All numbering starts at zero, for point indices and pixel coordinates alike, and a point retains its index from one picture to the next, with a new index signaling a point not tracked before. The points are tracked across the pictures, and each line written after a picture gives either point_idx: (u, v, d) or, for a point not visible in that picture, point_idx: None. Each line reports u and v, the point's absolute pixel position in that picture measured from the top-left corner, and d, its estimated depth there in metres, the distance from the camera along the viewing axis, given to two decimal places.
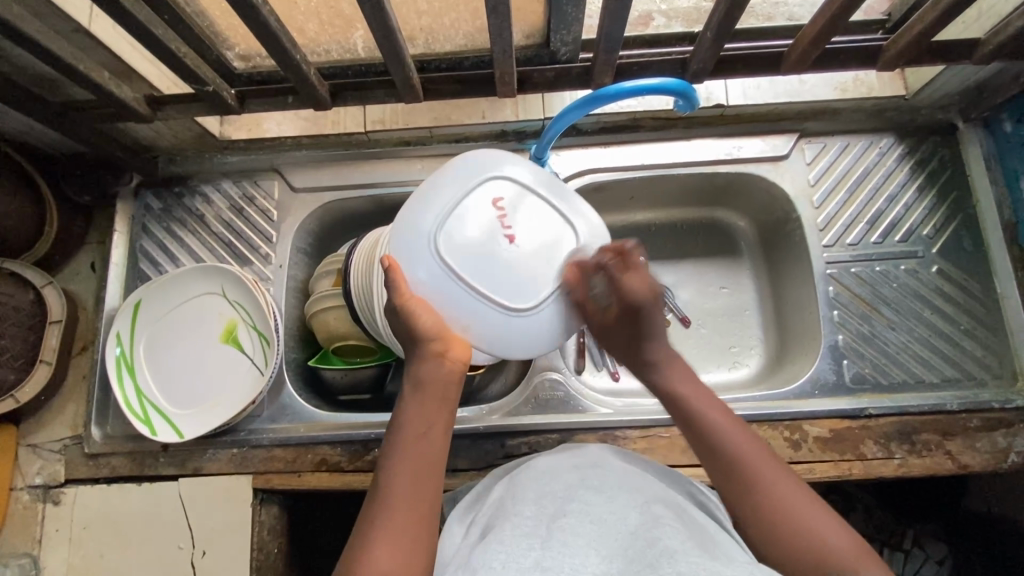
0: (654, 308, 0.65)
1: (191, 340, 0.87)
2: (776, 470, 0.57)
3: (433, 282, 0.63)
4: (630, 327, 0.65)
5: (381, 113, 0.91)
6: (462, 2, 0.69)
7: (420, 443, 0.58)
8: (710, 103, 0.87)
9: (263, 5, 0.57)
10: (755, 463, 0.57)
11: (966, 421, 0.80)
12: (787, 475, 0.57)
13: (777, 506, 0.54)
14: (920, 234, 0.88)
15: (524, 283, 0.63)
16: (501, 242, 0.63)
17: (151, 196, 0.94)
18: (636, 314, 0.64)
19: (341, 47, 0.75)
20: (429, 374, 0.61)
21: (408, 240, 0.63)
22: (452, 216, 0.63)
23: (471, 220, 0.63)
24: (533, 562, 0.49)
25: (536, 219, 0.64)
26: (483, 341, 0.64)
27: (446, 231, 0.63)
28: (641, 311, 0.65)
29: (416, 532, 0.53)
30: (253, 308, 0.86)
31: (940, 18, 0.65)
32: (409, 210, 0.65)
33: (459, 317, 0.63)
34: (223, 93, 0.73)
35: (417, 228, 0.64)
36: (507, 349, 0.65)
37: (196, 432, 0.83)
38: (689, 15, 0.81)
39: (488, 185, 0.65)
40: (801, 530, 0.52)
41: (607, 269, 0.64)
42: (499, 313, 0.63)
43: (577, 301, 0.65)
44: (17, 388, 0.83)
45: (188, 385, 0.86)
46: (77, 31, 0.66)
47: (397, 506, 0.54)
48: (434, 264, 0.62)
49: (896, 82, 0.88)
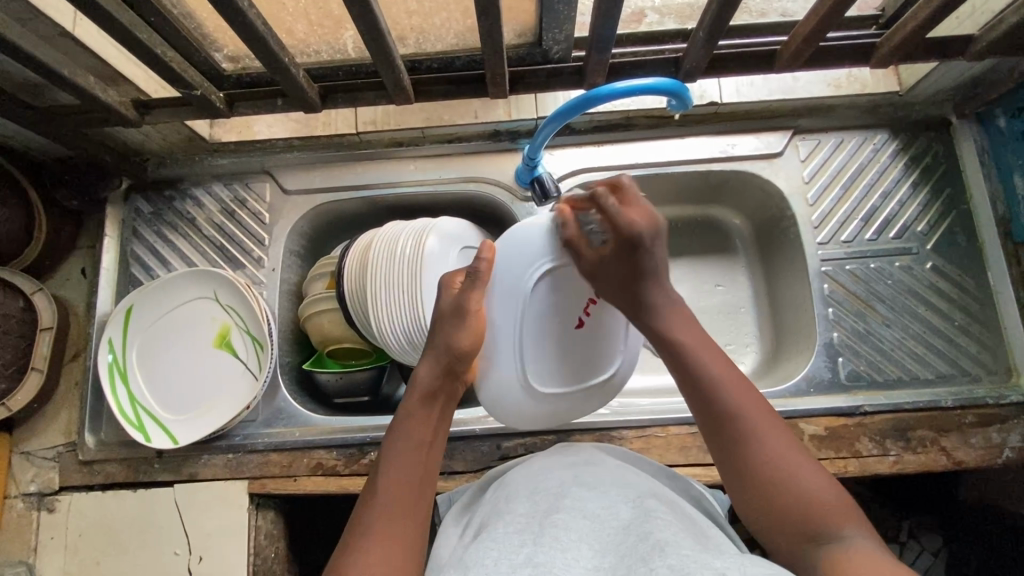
0: (653, 246, 0.63)
1: (185, 346, 0.87)
2: (765, 419, 0.57)
3: (499, 313, 0.67)
4: (622, 261, 0.63)
5: (373, 114, 0.90)
6: (452, 2, 0.68)
7: (419, 454, 0.59)
8: (703, 101, 0.87)
9: (250, 9, 0.57)
10: (749, 421, 0.56)
11: (961, 418, 0.81)
12: (774, 424, 0.56)
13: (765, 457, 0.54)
14: (915, 230, 0.88)
15: (556, 367, 0.70)
16: (572, 322, 0.69)
17: (141, 200, 0.93)
18: (630, 245, 0.63)
19: (331, 48, 0.74)
20: (437, 388, 0.63)
21: (513, 256, 0.67)
22: (554, 274, 0.67)
23: (567, 289, 0.68)
24: (524, 557, 0.49)
25: (609, 324, 0.70)
26: (491, 389, 0.70)
27: (544, 280, 0.67)
28: (640, 247, 0.63)
29: (407, 543, 0.53)
30: (247, 313, 0.86)
31: (934, 14, 0.65)
32: (539, 234, 0.66)
33: (489, 350, 0.68)
34: (212, 97, 0.72)
35: (525, 255, 0.66)
36: (491, 402, 0.71)
37: (191, 437, 0.82)
38: (682, 10, 0.81)
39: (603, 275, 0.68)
40: (791, 490, 0.52)
41: (598, 200, 0.64)
42: (520, 380, 0.69)
43: (571, 238, 0.65)
44: (9, 396, 0.83)
45: (183, 391, 0.85)
46: (61, 35, 0.65)
47: (389, 516, 0.55)
48: (512, 301, 0.66)
49: (889, 78, 0.87)
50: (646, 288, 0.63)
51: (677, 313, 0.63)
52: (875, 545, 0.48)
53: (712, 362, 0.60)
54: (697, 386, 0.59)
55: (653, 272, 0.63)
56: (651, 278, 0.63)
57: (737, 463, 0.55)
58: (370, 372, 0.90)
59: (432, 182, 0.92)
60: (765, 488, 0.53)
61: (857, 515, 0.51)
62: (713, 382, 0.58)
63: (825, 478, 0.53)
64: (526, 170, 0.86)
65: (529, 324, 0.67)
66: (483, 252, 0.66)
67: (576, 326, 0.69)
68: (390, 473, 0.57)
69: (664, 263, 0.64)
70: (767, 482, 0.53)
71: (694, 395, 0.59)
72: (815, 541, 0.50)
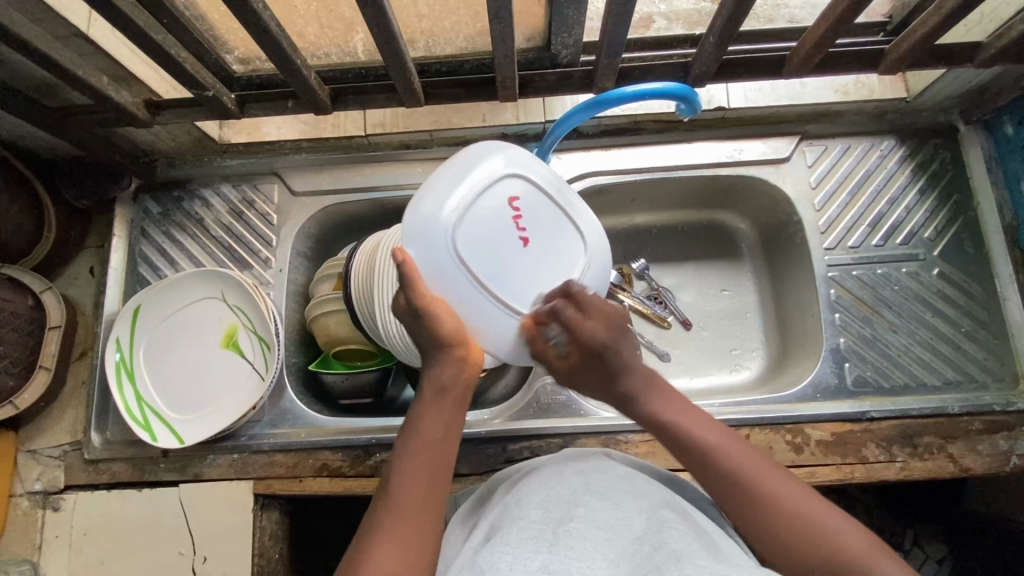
0: (604, 346, 0.63)
1: (193, 345, 0.87)
2: (774, 473, 0.57)
3: (449, 282, 0.62)
4: (595, 371, 0.64)
5: (381, 117, 0.91)
6: (462, 6, 0.69)
7: (436, 449, 0.59)
8: (711, 107, 0.87)
9: (264, 11, 0.57)
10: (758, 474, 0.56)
11: (968, 424, 0.80)
12: (784, 477, 0.57)
13: (788, 510, 0.53)
14: (922, 237, 0.88)
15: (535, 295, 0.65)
16: (517, 244, 0.65)
17: (149, 200, 0.93)
18: (600, 357, 0.63)
19: (341, 50, 0.74)
20: (446, 381, 0.61)
21: (423, 234, 0.62)
22: (469, 214, 0.63)
23: (490, 219, 0.64)
24: (541, 568, 0.49)
25: (548, 222, 0.67)
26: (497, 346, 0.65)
27: (462, 231, 0.62)
28: (602, 356, 0.63)
29: (421, 540, 0.53)
30: (254, 313, 0.86)
31: (943, 21, 0.65)
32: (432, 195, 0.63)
33: (473, 319, 0.63)
34: (223, 98, 0.73)
35: (432, 219, 0.62)
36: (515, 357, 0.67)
37: (196, 437, 0.82)
38: (690, 16, 0.81)
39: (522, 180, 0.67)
40: (817, 533, 0.52)
41: (557, 311, 0.64)
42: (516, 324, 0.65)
43: (539, 351, 0.65)
44: (17, 394, 0.83)
45: (190, 390, 0.85)
46: (75, 36, 0.66)
47: (401, 513, 0.54)
48: (450, 262, 0.62)
49: (897, 85, 0.88)
50: (622, 384, 0.64)
51: (658, 387, 0.64)
52: None
53: (703, 429, 0.60)
54: (701, 457, 0.59)
55: (622, 368, 0.63)
56: (621, 373, 0.64)
57: (758, 518, 0.54)
58: (375, 373, 0.90)
59: None
60: (789, 543, 0.52)
61: (886, 552, 0.51)
62: (717, 446, 0.58)
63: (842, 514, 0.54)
64: None
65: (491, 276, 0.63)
66: (398, 258, 0.59)
67: (523, 246, 0.65)
68: (404, 471, 0.57)
69: (631, 354, 0.65)
70: (797, 540, 0.52)
71: (701, 461, 0.58)
72: None
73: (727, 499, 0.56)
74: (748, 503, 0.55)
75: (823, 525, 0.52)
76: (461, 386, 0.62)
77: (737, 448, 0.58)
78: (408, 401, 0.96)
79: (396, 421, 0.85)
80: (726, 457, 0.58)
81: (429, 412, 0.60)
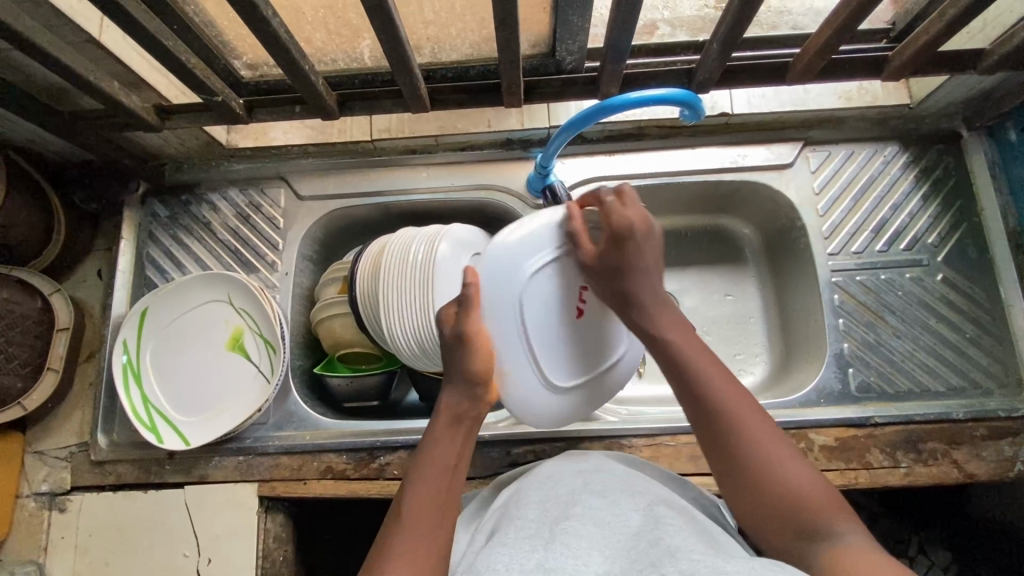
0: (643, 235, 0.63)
1: (200, 348, 0.88)
2: (757, 419, 0.56)
3: (500, 324, 0.66)
4: (616, 255, 0.63)
5: (387, 122, 0.92)
6: (468, 13, 0.69)
7: (447, 472, 0.59)
8: (715, 112, 0.88)
9: (274, 18, 0.58)
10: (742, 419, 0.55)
11: (973, 430, 0.80)
12: (768, 425, 0.56)
13: (761, 453, 0.54)
14: (925, 243, 0.88)
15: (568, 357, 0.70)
16: (570, 312, 0.69)
17: (157, 204, 0.94)
18: (628, 239, 0.63)
19: (348, 57, 0.75)
20: (462, 409, 0.63)
21: (500, 273, 0.65)
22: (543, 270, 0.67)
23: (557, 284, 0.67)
24: (535, 562, 0.49)
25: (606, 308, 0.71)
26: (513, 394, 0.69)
27: (528, 284, 0.66)
28: (628, 243, 0.63)
29: (436, 554, 0.53)
30: (259, 315, 0.86)
31: (946, 29, 0.65)
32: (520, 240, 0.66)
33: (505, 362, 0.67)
34: (232, 103, 0.73)
35: (512, 262, 0.65)
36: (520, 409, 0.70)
37: (202, 439, 0.83)
38: (694, 23, 0.80)
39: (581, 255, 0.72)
40: (776, 484, 0.52)
41: (603, 199, 0.65)
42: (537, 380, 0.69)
43: (569, 232, 0.66)
44: (25, 394, 0.84)
45: (197, 393, 0.86)
46: (87, 42, 0.67)
47: (420, 531, 0.54)
48: (511, 307, 0.66)
49: (900, 91, 0.88)
50: (637, 274, 0.62)
51: (665, 312, 0.62)
52: (872, 542, 0.48)
53: (699, 361, 0.59)
54: (688, 384, 0.58)
55: (641, 261, 0.63)
56: (640, 266, 0.63)
57: (727, 457, 0.55)
58: (380, 376, 0.90)
59: (445, 189, 0.93)
60: (747, 486, 0.53)
61: (848, 514, 0.50)
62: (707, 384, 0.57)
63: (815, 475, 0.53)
64: (539, 177, 0.87)
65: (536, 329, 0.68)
66: (467, 278, 0.64)
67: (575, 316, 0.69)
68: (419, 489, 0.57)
69: (653, 263, 0.64)
70: (757, 471, 0.53)
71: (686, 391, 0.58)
72: (811, 537, 0.50)
73: (702, 432, 0.57)
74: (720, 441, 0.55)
75: (788, 471, 0.53)
76: (474, 417, 0.64)
77: (727, 383, 0.57)
78: (412, 404, 0.97)
79: (400, 425, 0.85)
80: (712, 393, 0.57)
81: (441, 437, 0.62)
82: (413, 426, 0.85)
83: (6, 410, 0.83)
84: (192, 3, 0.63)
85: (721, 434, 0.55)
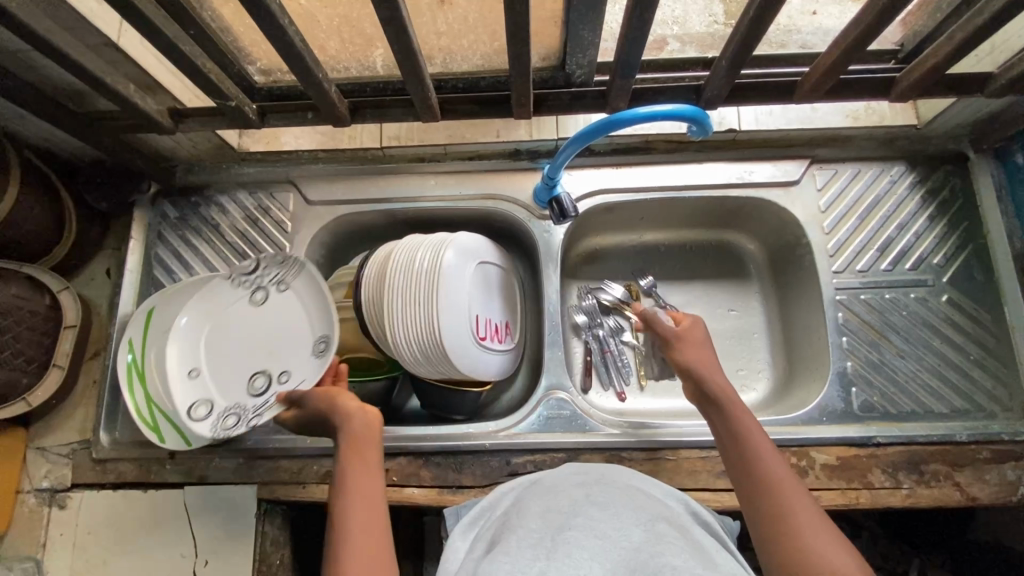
0: (691, 336, 0.78)
1: (241, 341, 0.83)
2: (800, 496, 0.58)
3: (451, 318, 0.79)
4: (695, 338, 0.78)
5: (397, 130, 0.95)
6: (480, 25, 0.70)
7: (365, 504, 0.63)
8: (722, 127, 0.89)
9: (289, 26, 0.59)
10: (781, 479, 0.60)
11: (975, 453, 0.80)
12: (809, 505, 0.58)
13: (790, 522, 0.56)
14: (930, 263, 0.88)
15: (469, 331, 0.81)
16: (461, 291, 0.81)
17: (168, 205, 0.95)
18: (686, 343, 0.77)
19: (361, 65, 0.76)
20: (358, 432, 0.70)
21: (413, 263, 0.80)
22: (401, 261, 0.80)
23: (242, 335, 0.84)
24: (537, 571, 0.50)
25: (223, 369, 0.81)
26: (492, 363, 0.86)
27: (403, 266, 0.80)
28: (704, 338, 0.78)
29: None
30: (326, 325, 0.87)
31: (953, 52, 0.66)
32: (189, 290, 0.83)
33: (474, 345, 0.82)
34: (245, 108, 0.74)
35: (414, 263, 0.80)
36: (470, 368, 0.82)
37: (221, 433, 0.79)
38: (703, 40, 0.81)
39: (208, 414, 0.79)
40: (815, 559, 0.53)
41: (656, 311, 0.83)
42: (476, 347, 0.82)
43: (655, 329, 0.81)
44: (30, 391, 0.84)
45: (227, 385, 0.81)
46: (105, 45, 0.68)
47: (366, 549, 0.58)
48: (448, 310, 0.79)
49: (907, 112, 0.89)
50: (693, 366, 0.74)
51: (729, 392, 0.70)
52: None
53: (761, 441, 0.64)
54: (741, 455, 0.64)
55: (699, 359, 0.75)
56: (704, 362, 0.75)
57: (761, 518, 0.58)
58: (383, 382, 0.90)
59: (452, 198, 0.93)
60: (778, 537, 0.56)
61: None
62: (755, 456, 0.63)
63: (848, 552, 0.53)
64: (545, 189, 0.88)
65: (475, 307, 0.83)
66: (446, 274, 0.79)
67: (458, 295, 0.80)
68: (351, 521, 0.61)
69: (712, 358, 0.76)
70: (784, 531, 0.56)
71: (734, 454, 0.65)
72: None
73: (745, 502, 0.61)
74: (759, 495, 0.59)
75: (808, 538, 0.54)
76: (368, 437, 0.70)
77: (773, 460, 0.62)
78: (413, 410, 0.97)
79: (401, 431, 0.85)
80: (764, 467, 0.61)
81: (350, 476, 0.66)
82: (415, 432, 0.85)
83: (10, 405, 0.83)
84: (209, 10, 0.64)
85: (764, 490, 0.59)
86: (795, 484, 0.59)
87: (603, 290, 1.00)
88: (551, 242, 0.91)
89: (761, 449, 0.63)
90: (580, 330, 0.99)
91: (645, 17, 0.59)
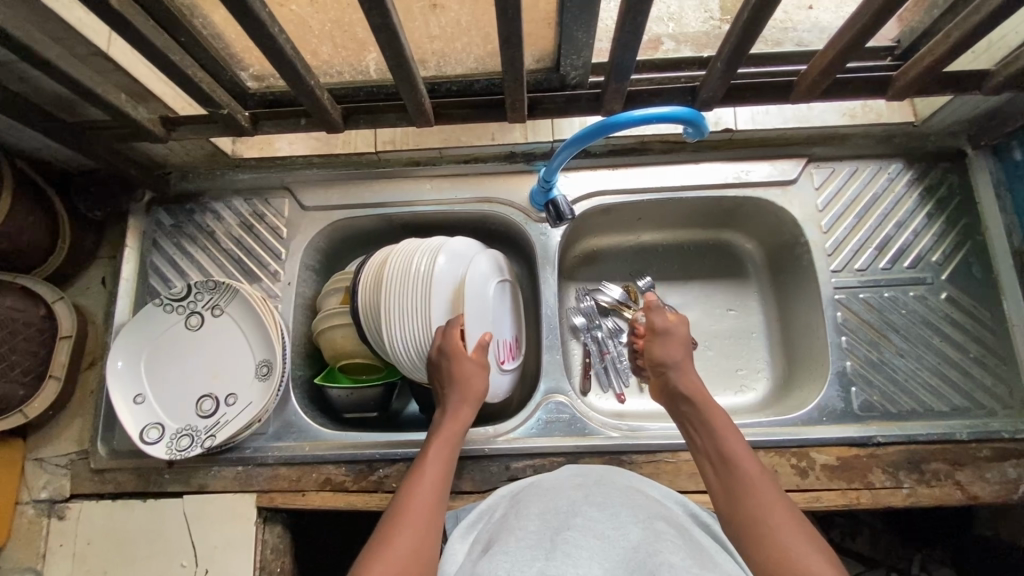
0: (673, 330, 0.78)
1: (186, 361, 0.86)
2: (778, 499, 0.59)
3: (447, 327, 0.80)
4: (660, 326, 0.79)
5: (392, 134, 0.92)
6: (473, 28, 0.70)
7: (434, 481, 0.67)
8: (719, 128, 0.88)
9: (280, 35, 0.58)
10: (751, 475, 0.62)
11: (976, 451, 0.80)
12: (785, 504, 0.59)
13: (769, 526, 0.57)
14: (929, 260, 0.88)
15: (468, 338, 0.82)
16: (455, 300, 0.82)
17: (162, 212, 0.95)
18: (663, 339, 0.78)
19: (354, 69, 0.76)
20: (462, 415, 0.76)
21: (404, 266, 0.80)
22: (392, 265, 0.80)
23: (198, 359, 0.86)
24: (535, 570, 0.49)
25: (176, 398, 0.84)
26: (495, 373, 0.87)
27: (395, 271, 0.79)
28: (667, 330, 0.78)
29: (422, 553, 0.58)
30: (264, 346, 0.85)
31: (948, 52, 0.65)
32: (148, 318, 0.87)
33: None
34: (237, 115, 0.74)
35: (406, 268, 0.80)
36: None
37: (177, 453, 0.81)
38: (698, 38, 0.80)
39: (162, 437, 0.82)
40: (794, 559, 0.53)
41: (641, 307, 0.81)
42: None
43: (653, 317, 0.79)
44: (27, 402, 0.84)
45: (173, 405, 0.84)
46: (95, 55, 0.67)
47: (411, 540, 0.59)
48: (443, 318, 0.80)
49: (904, 109, 0.89)
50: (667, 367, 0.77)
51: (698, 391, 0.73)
52: None
53: (735, 440, 0.66)
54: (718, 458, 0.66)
55: (674, 357, 0.77)
56: (680, 363, 0.76)
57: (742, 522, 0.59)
58: (382, 387, 0.91)
59: (448, 202, 0.93)
60: (756, 534, 0.57)
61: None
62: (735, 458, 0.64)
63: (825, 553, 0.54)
64: (541, 192, 0.88)
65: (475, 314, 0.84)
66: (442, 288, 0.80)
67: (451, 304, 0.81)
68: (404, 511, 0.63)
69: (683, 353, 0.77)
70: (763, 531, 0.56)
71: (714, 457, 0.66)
72: None
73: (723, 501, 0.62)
74: (733, 494, 0.61)
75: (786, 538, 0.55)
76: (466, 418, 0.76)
77: (749, 458, 0.64)
78: (412, 415, 0.98)
79: (399, 437, 0.85)
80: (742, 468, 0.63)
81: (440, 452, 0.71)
82: (414, 438, 0.84)
83: (7, 416, 0.83)
84: (199, 17, 0.64)
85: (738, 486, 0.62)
86: (772, 486, 0.61)
87: (602, 291, 1.00)
88: (548, 245, 0.91)
89: (732, 444, 0.66)
90: (578, 332, 0.98)
91: (640, 20, 0.58)
